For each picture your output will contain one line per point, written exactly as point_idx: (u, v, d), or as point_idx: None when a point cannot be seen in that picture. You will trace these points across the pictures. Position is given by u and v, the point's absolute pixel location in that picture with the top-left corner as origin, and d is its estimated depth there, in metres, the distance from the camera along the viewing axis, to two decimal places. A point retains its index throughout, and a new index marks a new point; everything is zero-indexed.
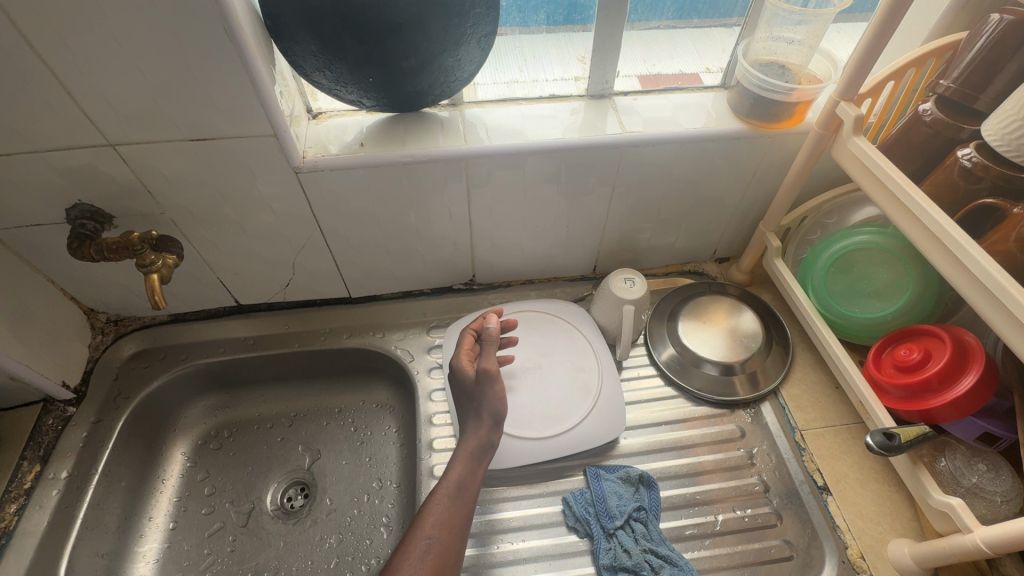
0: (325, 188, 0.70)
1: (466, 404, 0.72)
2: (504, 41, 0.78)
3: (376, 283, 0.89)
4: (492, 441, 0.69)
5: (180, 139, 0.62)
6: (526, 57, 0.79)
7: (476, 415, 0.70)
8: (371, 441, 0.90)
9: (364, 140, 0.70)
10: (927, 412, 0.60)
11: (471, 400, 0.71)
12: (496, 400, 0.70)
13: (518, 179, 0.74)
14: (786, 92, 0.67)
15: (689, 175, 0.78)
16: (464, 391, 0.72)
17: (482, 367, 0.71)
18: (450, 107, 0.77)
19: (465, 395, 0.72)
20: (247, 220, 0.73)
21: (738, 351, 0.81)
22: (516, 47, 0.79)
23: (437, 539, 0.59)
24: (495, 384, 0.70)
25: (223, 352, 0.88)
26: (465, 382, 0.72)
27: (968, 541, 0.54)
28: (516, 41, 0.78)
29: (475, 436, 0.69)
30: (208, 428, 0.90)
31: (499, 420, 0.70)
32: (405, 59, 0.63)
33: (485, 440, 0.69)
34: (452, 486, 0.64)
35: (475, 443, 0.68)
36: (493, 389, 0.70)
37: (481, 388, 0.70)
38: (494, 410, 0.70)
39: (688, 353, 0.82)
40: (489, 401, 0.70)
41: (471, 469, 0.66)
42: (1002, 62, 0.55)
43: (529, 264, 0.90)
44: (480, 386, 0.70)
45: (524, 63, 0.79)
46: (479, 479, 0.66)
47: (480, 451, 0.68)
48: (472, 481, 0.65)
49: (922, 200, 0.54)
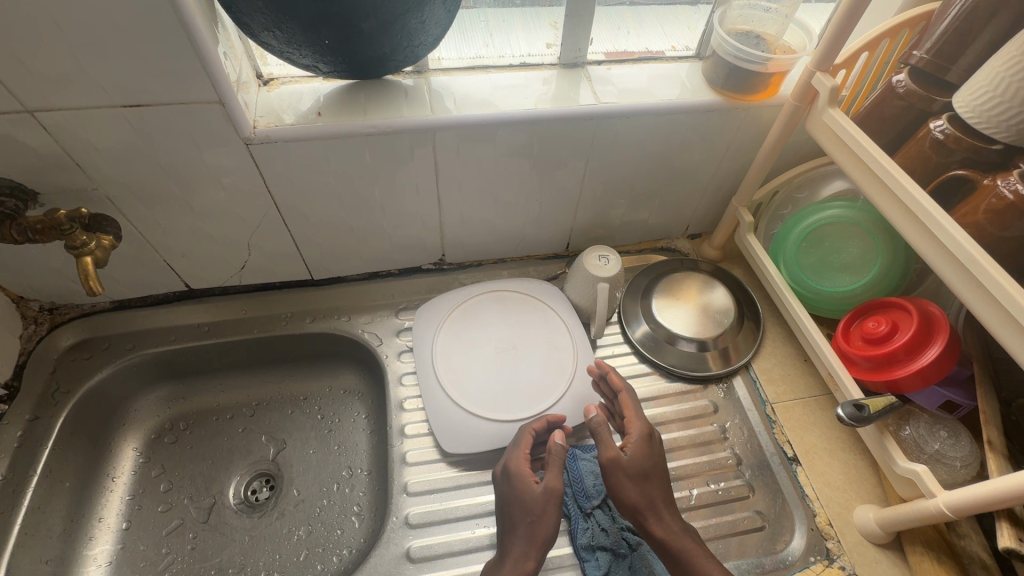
0: (280, 162, 0.65)
1: (512, 518, 0.61)
2: (468, 16, 0.75)
3: (340, 264, 0.84)
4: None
5: (111, 105, 0.55)
6: (492, 31, 0.75)
7: (523, 539, 0.59)
8: (339, 429, 0.87)
9: (321, 109, 0.65)
10: (894, 383, 0.62)
11: (527, 517, 0.60)
12: (553, 524, 0.60)
13: (488, 153, 0.71)
14: (762, 62, 0.66)
15: (664, 148, 0.76)
16: (518, 504, 0.61)
17: (547, 485, 0.61)
18: (414, 74, 0.72)
19: (509, 509, 0.62)
20: (194, 198, 0.67)
21: (714, 327, 0.81)
22: (480, 19, 0.76)
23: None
24: (553, 505, 0.60)
25: (174, 341, 0.82)
26: (523, 495, 0.61)
27: (932, 506, 0.56)
28: (481, 16, 0.75)
29: (518, 569, 0.58)
30: (161, 422, 0.84)
31: (548, 547, 0.59)
32: (366, 20, 0.59)
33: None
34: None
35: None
36: (552, 513, 0.60)
37: (532, 503, 0.60)
38: (544, 534, 0.59)
39: (663, 330, 0.82)
40: (547, 523, 0.60)
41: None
42: (974, 33, 0.54)
43: (500, 242, 0.87)
44: (540, 504, 0.60)
45: (490, 38, 0.75)
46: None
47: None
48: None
49: (895, 171, 0.54)
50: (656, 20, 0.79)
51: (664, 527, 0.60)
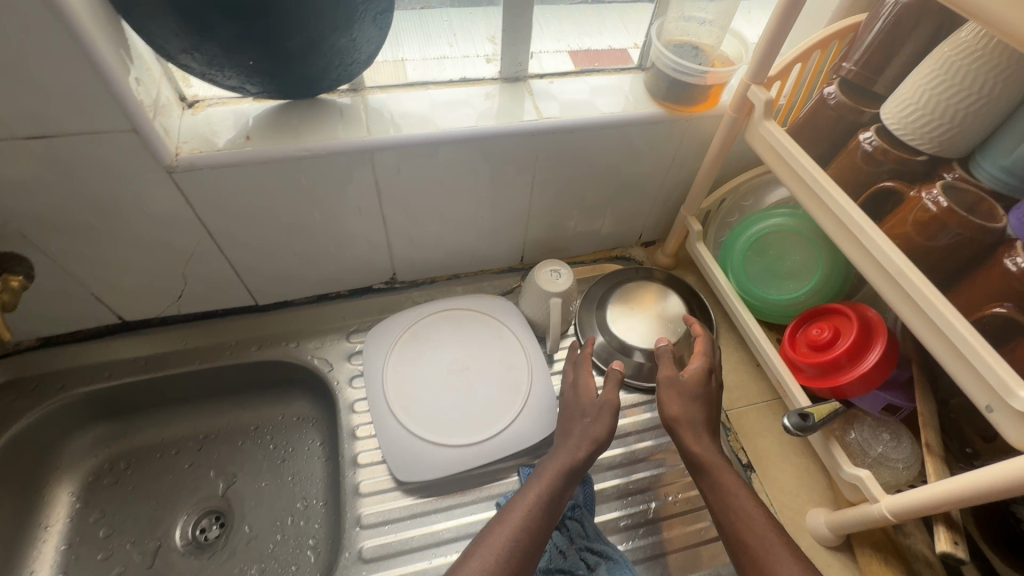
0: (209, 189, 0.62)
1: (570, 423, 0.67)
2: (430, 15, 0.74)
3: (285, 288, 0.81)
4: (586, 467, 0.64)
5: (12, 137, 0.51)
6: (454, 31, 0.75)
7: (575, 437, 0.65)
8: (293, 458, 0.84)
9: (250, 133, 0.62)
10: (838, 388, 0.63)
11: (582, 417, 0.67)
12: (607, 425, 0.65)
13: (431, 171, 0.69)
14: (700, 74, 0.66)
15: (611, 160, 0.76)
16: (575, 407, 0.68)
17: (602, 395, 0.67)
18: (351, 92, 0.69)
19: (567, 411, 0.68)
20: (118, 229, 0.63)
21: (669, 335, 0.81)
22: (443, 18, 0.75)
23: (521, 545, 0.55)
24: (606, 410, 0.66)
25: (109, 377, 0.77)
26: (580, 401, 0.68)
27: (876, 511, 0.57)
28: (444, 15, 0.75)
29: (561, 462, 0.62)
30: (99, 462, 0.80)
31: (601, 446, 0.64)
32: (291, 40, 0.56)
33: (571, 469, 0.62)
34: (534, 504, 0.58)
35: (571, 466, 0.62)
36: (604, 422, 0.65)
37: (583, 404, 0.67)
38: (599, 432, 0.64)
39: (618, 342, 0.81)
40: (599, 424, 0.65)
41: (562, 491, 0.61)
42: (898, 45, 0.55)
43: (453, 259, 0.86)
44: (598, 411, 0.67)
45: (454, 37, 0.75)
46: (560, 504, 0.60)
47: (573, 475, 0.62)
48: (557, 502, 0.60)
49: (827, 183, 0.55)
50: (597, 32, 0.79)
51: (699, 445, 0.63)
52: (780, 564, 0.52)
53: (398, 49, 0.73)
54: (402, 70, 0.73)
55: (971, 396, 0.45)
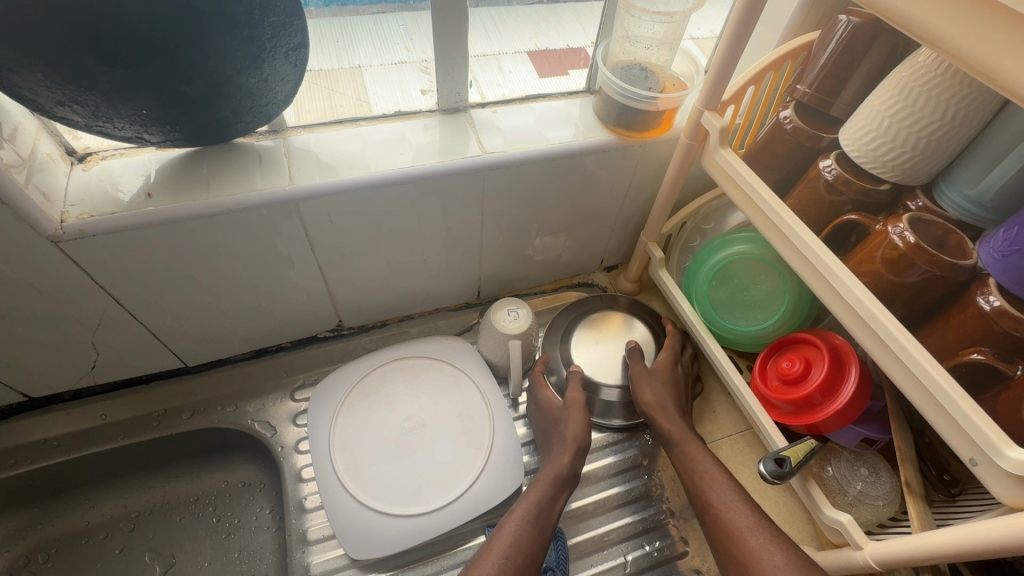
0: (108, 254, 0.54)
1: (549, 432, 0.68)
2: (386, 20, 0.64)
3: (218, 347, 0.73)
4: (574, 470, 0.64)
5: None
6: (413, 35, 0.64)
7: (558, 442, 0.65)
8: (239, 531, 0.76)
9: (151, 189, 0.54)
10: (814, 425, 0.60)
11: (556, 425, 0.68)
12: (580, 426, 0.66)
13: (368, 216, 0.63)
14: (650, 101, 0.62)
15: (564, 190, 0.71)
16: (548, 418, 0.69)
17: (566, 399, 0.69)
18: (272, 133, 0.62)
19: (545, 422, 0.70)
20: (4, 306, 0.55)
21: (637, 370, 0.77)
22: (399, 23, 0.64)
23: (513, 562, 0.54)
24: (572, 410, 0.67)
25: (17, 463, 0.69)
26: (548, 411, 0.69)
27: (860, 558, 0.54)
28: (398, 19, 0.63)
29: (557, 464, 0.63)
30: (13, 558, 0.71)
31: (581, 448, 0.65)
32: (188, 85, 0.49)
33: (567, 470, 0.63)
34: (524, 509, 0.58)
35: (557, 472, 0.62)
36: (575, 415, 0.67)
37: (557, 410, 0.69)
38: (575, 431, 0.65)
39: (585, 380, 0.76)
40: (571, 425, 0.66)
41: (551, 499, 0.60)
42: (852, 66, 0.52)
43: (404, 301, 0.80)
44: (564, 410, 0.68)
45: (412, 42, 0.65)
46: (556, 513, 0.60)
47: (560, 481, 0.62)
48: (550, 510, 0.59)
49: (788, 217, 0.51)
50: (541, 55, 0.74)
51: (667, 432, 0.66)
52: (745, 521, 0.55)
53: (354, 54, 0.64)
54: (361, 85, 0.66)
55: (955, 448, 0.42)
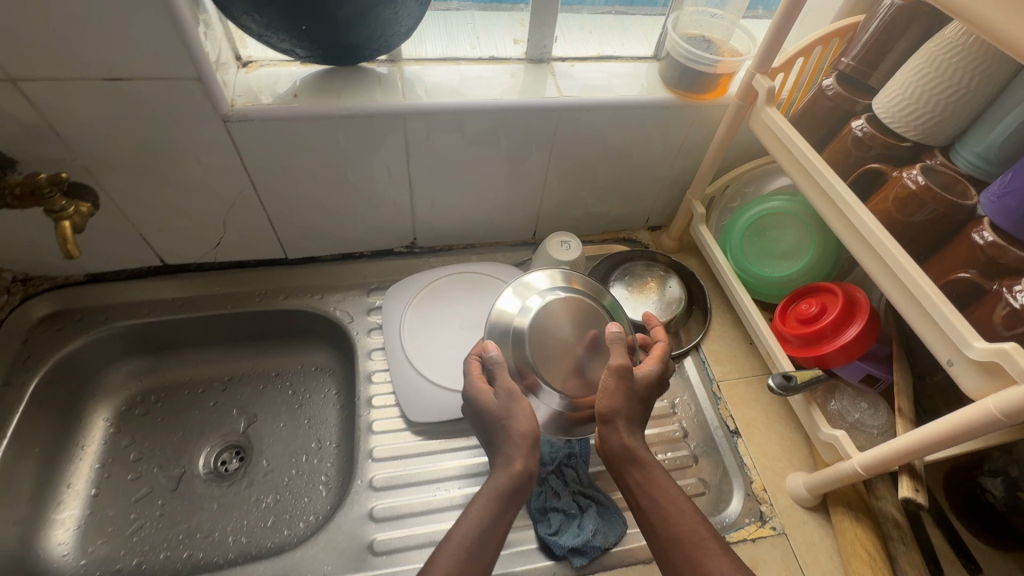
0: (258, 138, 0.68)
1: (493, 429, 0.61)
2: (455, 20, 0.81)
3: (315, 244, 0.87)
4: (529, 473, 0.59)
5: (92, 78, 0.58)
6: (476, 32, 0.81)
7: (506, 445, 0.59)
8: (309, 403, 0.89)
9: (297, 92, 0.68)
10: (821, 357, 0.68)
11: (501, 423, 0.60)
12: (529, 418, 0.59)
13: (455, 141, 0.75)
14: (712, 64, 0.72)
15: (623, 142, 0.81)
16: (488, 416, 0.61)
17: (501, 387, 0.60)
18: (388, 63, 0.76)
19: (484, 420, 0.61)
20: (171, 171, 0.70)
21: (591, 370, 0.64)
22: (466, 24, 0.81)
23: None
24: (521, 402, 0.60)
25: (149, 314, 0.84)
26: (488, 407, 0.61)
27: (848, 467, 0.62)
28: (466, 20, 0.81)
29: (506, 472, 0.58)
30: (133, 393, 0.86)
31: (534, 443, 0.59)
32: (339, 10, 0.62)
33: (519, 473, 0.58)
34: (473, 529, 0.55)
35: (507, 481, 0.57)
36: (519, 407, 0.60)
37: (511, 408, 0.60)
38: (529, 431, 0.59)
39: (529, 368, 0.63)
40: (523, 418, 0.59)
41: (499, 512, 0.56)
42: (892, 42, 0.61)
43: (470, 228, 0.92)
44: (507, 405, 0.60)
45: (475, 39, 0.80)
46: (504, 528, 0.57)
47: (514, 491, 0.57)
48: (496, 525, 0.56)
49: (818, 163, 0.60)
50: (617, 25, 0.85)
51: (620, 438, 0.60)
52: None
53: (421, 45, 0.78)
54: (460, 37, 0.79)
55: (935, 354, 0.50)
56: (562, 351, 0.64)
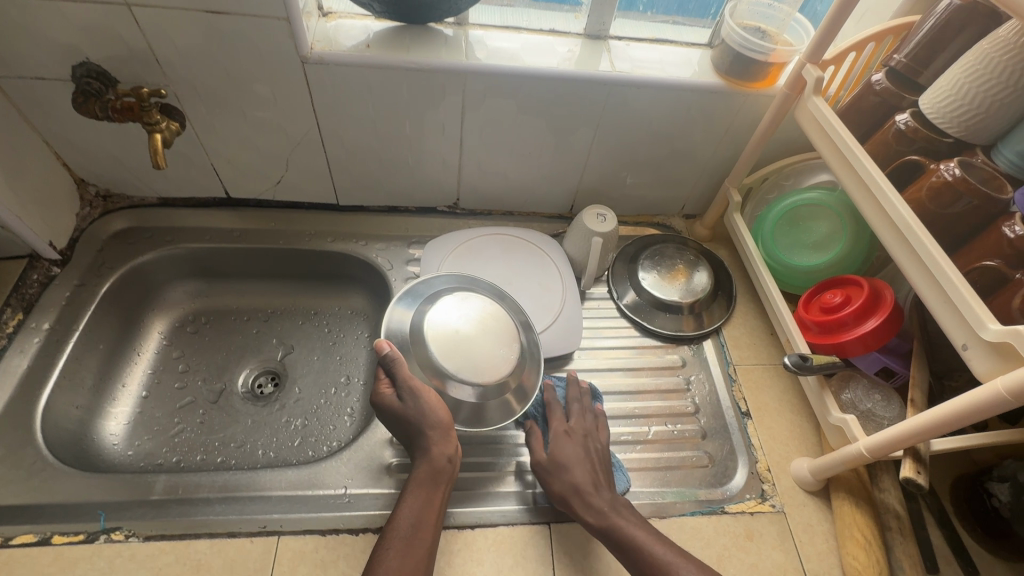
0: (329, 82, 0.74)
1: (409, 431, 0.65)
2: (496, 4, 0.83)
3: (365, 193, 0.93)
4: (444, 462, 0.64)
5: (194, 9, 0.64)
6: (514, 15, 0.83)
7: (423, 435, 0.64)
8: (342, 342, 0.95)
9: (370, 43, 0.74)
10: (839, 345, 0.69)
11: (413, 422, 0.65)
12: (436, 407, 0.65)
13: (509, 105, 0.79)
14: (765, 52, 0.74)
15: (668, 125, 0.84)
16: (403, 419, 0.65)
17: (403, 386, 0.65)
18: (455, 26, 0.81)
19: (401, 424, 0.65)
20: (249, 105, 0.76)
21: (484, 361, 0.70)
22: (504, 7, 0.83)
23: None
24: (427, 394, 0.65)
25: (208, 240, 0.90)
26: (400, 408, 0.65)
27: (854, 449, 0.63)
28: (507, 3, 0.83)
29: (423, 463, 0.64)
30: (186, 312, 0.93)
31: (444, 430, 0.65)
32: None
33: (435, 462, 0.64)
34: (409, 521, 0.59)
35: (427, 469, 0.63)
36: (423, 399, 0.65)
37: (421, 406, 0.65)
38: (439, 422, 0.65)
39: (430, 366, 0.69)
40: (427, 410, 0.64)
41: (427, 499, 0.61)
42: (946, 41, 0.62)
43: (511, 195, 0.96)
44: (409, 403, 0.65)
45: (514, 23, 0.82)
46: (437, 507, 0.62)
47: (434, 474, 0.63)
48: (427, 510, 0.61)
49: (857, 151, 0.62)
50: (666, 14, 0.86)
51: (595, 510, 0.63)
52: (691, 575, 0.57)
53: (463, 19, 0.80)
54: (523, 10, 0.83)
55: (951, 338, 0.52)
56: (461, 347, 0.70)
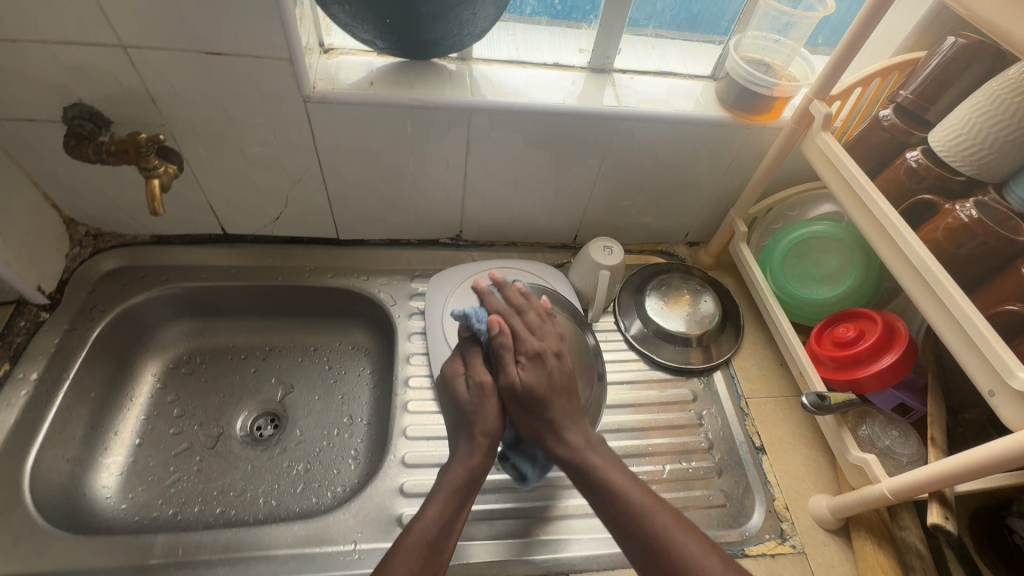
0: (331, 121, 0.72)
1: (464, 423, 0.66)
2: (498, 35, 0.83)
3: (366, 227, 0.91)
4: (482, 471, 0.64)
5: (193, 51, 0.62)
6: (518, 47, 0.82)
7: (471, 436, 0.65)
8: (345, 380, 0.92)
9: (373, 80, 0.72)
10: (855, 382, 0.69)
11: (472, 416, 0.65)
12: (496, 417, 0.65)
13: (515, 140, 0.78)
14: (769, 86, 0.74)
15: (673, 156, 0.84)
16: (464, 410, 0.66)
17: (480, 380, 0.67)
18: (458, 61, 0.80)
19: (459, 414, 0.67)
20: (247, 144, 0.74)
21: None
22: (507, 35, 0.83)
23: None
24: (490, 400, 0.66)
25: (205, 278, 0.87)
26: (463, 399, 0.67)
27: (876, 489, 0.62)
28: (509, 33, 0.83)
29: (462, 465, 0.64)
30: (180, 352, 0.90)
31: (494, 444, 0.65)
32: (425, 6, 0.65)
33: (474, 469, 0.63)
34: (434, 528, 0.59)
35: (465, 474, 0.63)
36: (490, 404, 0.65)
37: (488, 406, 0.65)
38: (493, 431, 0.65)
39: None
40: (489, 415, 0.65)
41: (457, 507, 0.61)
42: (951, 79, 0.62)
43: (515, 226, 0.95)
44: (476, 401, 0.66)
45: (518, 54, 0.82)
46: (464, 515, 0.61)
47: (468, 483, 0.63)
48: (456, 516, 0.60)
49: (869, 188, 0.62)
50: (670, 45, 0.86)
51: (568, 446, 0.64)
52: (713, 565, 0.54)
53: (467, 53, 0.79)
54: (526, 43, 0.83)
55: (976, 383, 0.52)
56: None
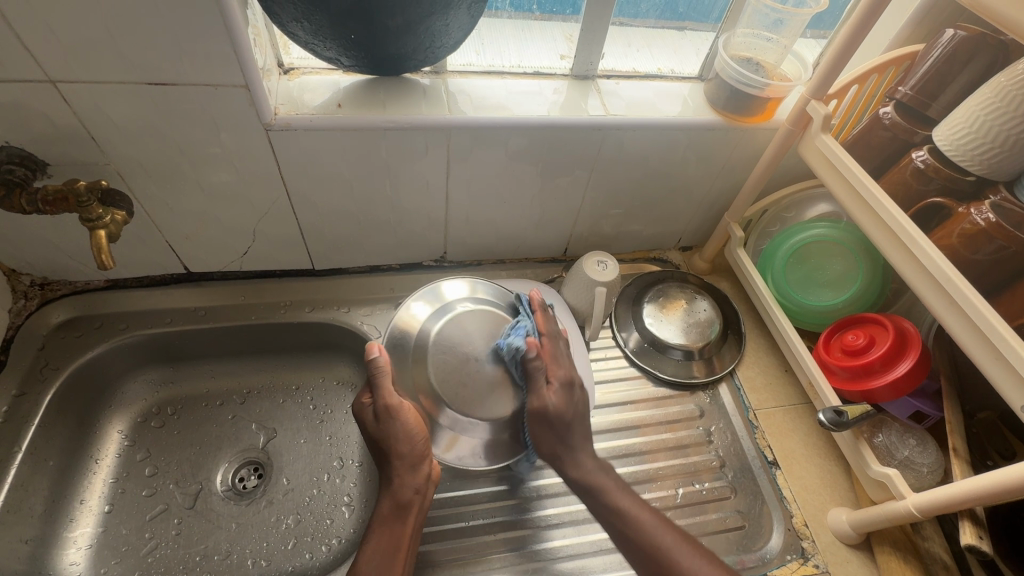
0: (297, 148, 0.66)
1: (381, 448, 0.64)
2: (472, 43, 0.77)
3: (343, 256, 0.85)
4: (412, 495, 0.63)
5: (134, 81, 0.56)
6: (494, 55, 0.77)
7: (389, 464, 0.63)
8: (332, 419, 0.85)
9: (340, 102, 0.66)
10: (868, 392, 0.66)
11: (384, 443, 0.63)
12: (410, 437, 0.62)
13: (498, 157, 0.73)
14: (761, 86, 0.70)
15: (664, 164, 0.80)
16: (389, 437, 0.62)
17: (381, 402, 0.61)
18: (432, 74, 0.74)
19: (376, 444, 0.64)
20: (206, 178, 0.67)
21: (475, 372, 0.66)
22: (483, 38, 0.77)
23: None
24: (403, 418, 0.62)
25: (170, 322, 0.80)
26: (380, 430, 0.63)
27: (901, 506, 0.60)
28: (483, 35, 0.78)
29: (388, 494, 0.63)
30: (148, 405, 0.82)
31: (420, 460, 0.63)
32: (392, 19, 0.59)
33: (401, 496, 0.63)
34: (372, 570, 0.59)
35: (395, 499, 0.63)
36: (398, 423, 0.62)
37: (395, 431, 0.61)
38: (411, 452, 0.62)
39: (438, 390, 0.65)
40: (404, 437, 0.62)
41: (395, 531, 0.62)
42: (953, 73, 0.60)
43: (502, 243, 0.90)
44: (384, 424, 0.62)
45: (496, 64, 0.77)
46: (406, 539, 0.62)
47: (399, 507, 0.63)
48: (397, 545, 0.61)
49: (881, 197, 0.58)
50: (651, 45, 0.82)
51: (579, 467, 0.65)
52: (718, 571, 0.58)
53: (441, 66, 0.74)
54: (502, 52, 0.78)
55: (1006, 398, 0.49)
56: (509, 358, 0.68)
